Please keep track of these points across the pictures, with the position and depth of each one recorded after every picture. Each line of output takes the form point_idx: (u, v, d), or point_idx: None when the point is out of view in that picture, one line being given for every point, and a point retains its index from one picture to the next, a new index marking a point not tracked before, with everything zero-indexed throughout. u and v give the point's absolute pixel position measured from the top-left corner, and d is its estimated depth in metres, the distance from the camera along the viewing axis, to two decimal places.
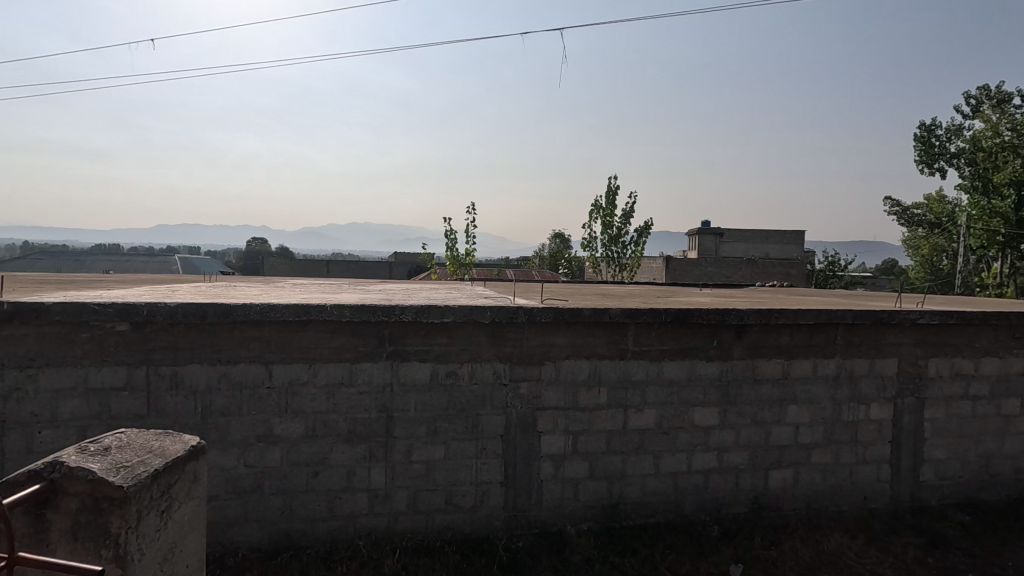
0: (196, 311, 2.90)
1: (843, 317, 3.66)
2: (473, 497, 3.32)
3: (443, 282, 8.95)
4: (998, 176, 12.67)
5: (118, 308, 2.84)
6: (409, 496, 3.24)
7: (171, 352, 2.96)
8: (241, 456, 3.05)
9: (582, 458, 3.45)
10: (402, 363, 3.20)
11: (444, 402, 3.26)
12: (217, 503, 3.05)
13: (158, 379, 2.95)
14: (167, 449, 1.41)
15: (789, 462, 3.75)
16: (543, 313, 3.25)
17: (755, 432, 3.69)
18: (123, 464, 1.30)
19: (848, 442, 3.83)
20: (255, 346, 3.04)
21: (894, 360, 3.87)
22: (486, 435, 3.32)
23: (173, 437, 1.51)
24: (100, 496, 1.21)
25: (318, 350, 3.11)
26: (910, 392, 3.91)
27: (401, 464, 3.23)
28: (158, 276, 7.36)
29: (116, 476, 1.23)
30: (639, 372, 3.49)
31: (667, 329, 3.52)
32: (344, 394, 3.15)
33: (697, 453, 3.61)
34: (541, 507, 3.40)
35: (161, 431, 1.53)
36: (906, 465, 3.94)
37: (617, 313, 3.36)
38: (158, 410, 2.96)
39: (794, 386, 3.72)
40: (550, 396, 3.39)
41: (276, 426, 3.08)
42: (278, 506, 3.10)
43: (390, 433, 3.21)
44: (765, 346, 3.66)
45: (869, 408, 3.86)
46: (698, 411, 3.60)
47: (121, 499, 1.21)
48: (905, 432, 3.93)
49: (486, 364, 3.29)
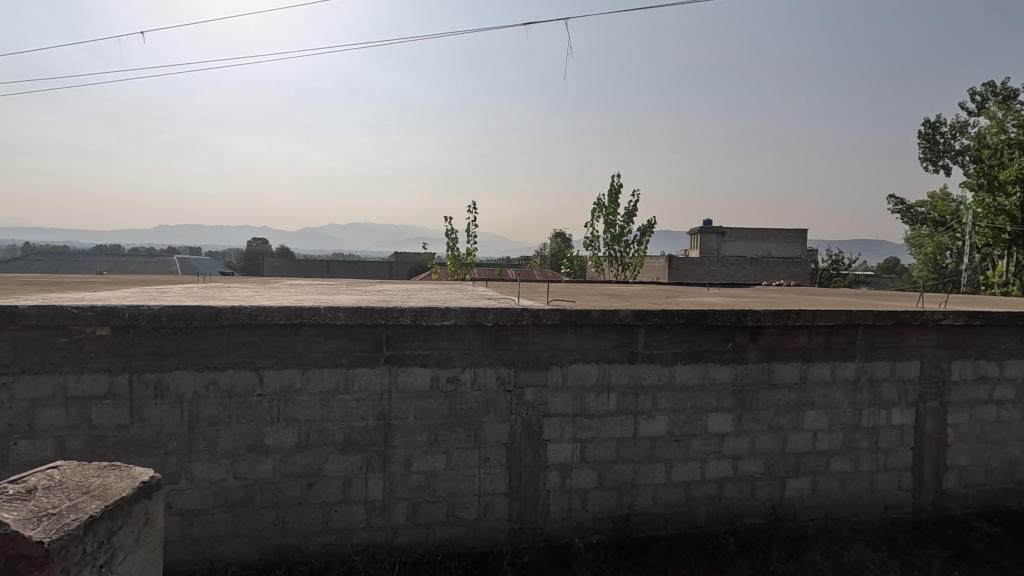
0: (182, 314, 2.73)
1: (864, 318, 3.48)
2: (475, 510, 3.15)
3: (444, 281, 8.94)
4: (1004, 173, 12.43)
5: (97, 312, 2.67)
6: (408, 509, 3.08)
7: (156, 358, 2.79)
8: (230, 468, 2.89)
9: (591, 467, 3.28)
10: (400, 369, 3.03)
11: (445, 409, 3.09)
12: (204, 518, 2.88)
13: (142, 387, 2.78)
14: (110, 486, 1.39)
15: (807, 471, 3.58)
16: (550, 315, 3.08)
17: (771, 439, 3.52)
18: (50, 512, 1.25)
19: (867, 449, 3.67)
20: (246, 351, 2.87)
21: (917, 363, 3.69)
22: (490, 443, 3.15)
23: (119, 473, 1.47)
24: (13, 555, 1.14)
25: (311, 356, 2.94)
26: (934, 396, 3.74)
27: (401, 475, 3.06)
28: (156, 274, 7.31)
29: (36, 530, 1.17)
30: (650, 376, 3.33)
31: (679, 331, 3.35)
32: (340, 402, 2.98)
33: (710, 461, 3.44)
34: (548, 518, 3.24)
35: (106, 467, 1.49)
36: (928, 473, 3.77)
37: (628, 314, 3.18)
38: (141, 419, 2.79)
39: (812, 391, 3.55)
40: (557, 402, 3.22)
41: (268, 435, 2.91)
42: (271, 520, 2.93)
43: (389, 442, 3.04)
44: (782, 349, 3.48)
45: (890, 413, 3.69)
46: (712, 417, 3.43)
47: (41, 558, 1.14)
48: (928, 438, 3.75)
49: (489, 369, 3.12)
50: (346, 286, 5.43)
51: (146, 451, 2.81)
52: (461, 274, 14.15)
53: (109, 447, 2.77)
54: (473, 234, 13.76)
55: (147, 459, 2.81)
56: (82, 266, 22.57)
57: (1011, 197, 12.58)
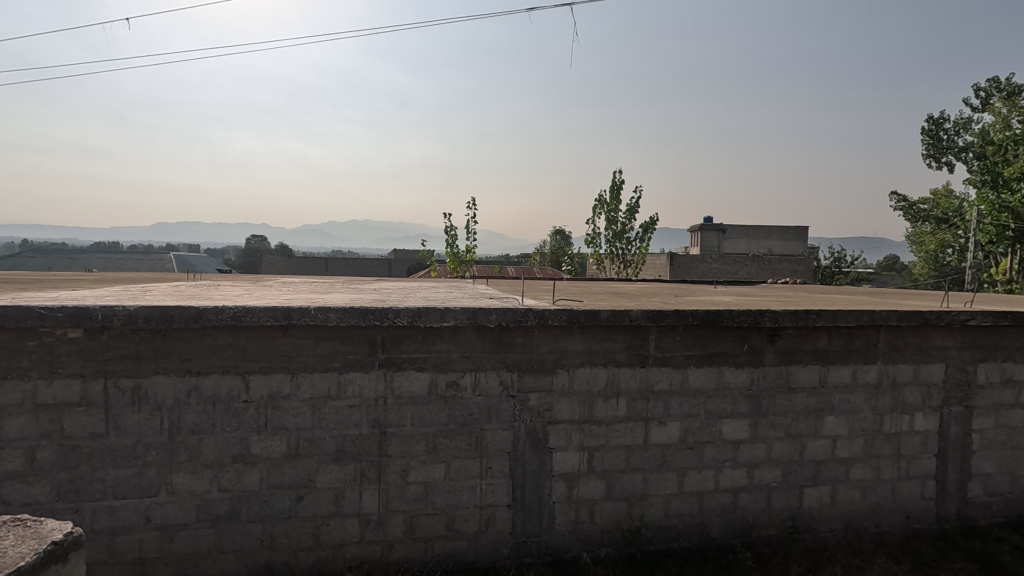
0: (160, 315, 2.53)
1: (887, 318, 3.29)
2: (477, 522, 2.97)
3: (443, 279, 8.71)
4: (1010, 168, 12.21)
5: (68, 313, 2.46)
6: (405, 522, 2.89)
7: (133, 362, 2.59)
8: (214, 479, 2.69)
9: (599, 476, 3.09)
10: (396, 373, 2.84)
11: (445, 416, 2.90)
12: (187, 533, 2.68)
13: (118, 393, 2.59)
14: (6, 553, 1.23)
15: (826, 479, 3.40)
16: (556, 316, 2.88)
17: (789, 446, 3.33)
18: None
19: (889, 456, 3.48)
20: (230, 354, 2.67)
21: (941, 366, 3.50)
22: (492, 452, 2.96)
23: (23, 536, 1.31)
24: None
25: (301, 359, 2.75)
26: (958, 400, 3.55)
27: (397, 486, 2.87)
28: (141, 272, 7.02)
29: None
30: (662, 380, 3.14)
31: (692, 332, 3.15)
32: (332, 408, 2.79)
33: (725, 470, 3.26)
34: (553, 531, 3.05)
35: (9, 529, 1.34)
36: (952, 481, 3.59)
37: (639, 314, 2.98)
38: (118, 428, 2.60)
39: (831, 396, 3.37)
40: (564, 408, 3.03)
41: (254, 445, 2.72)
42: (258, 535, 2.74)
43: (384, 452, 2.85)
44: (801, 351, 3.29)
45: (913, 418, 3.50)
46: (727, 423, 3.24)
47: None
48: (952, 444, 3.57)
49: (491, 373, 2.93)
50: (342, 284, 5.22)
51: (122, 461, 2.61)
52: (461, 273, 13.92)
53: (83, 458, 2.57)
54: (472, 232, 13.52)
55: (124, 471, 2.61)
56: (79, 263, 22.27)
57: (1016, 193, 12.38)
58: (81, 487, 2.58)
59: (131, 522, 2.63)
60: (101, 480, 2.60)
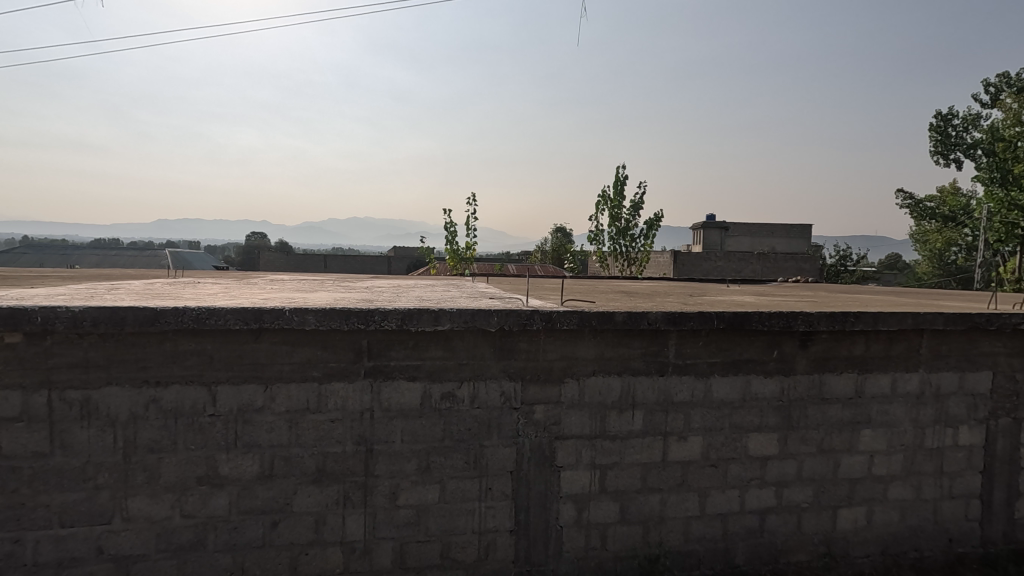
0: (111, 318, 2.19)
1: (932, 322, 2.95)
2: (475, 549, 2.64)
3: (441, 280, 8.30)
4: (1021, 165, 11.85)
5: (2, 315, 2.12)
6: (394, 550, 2.56)
7: (82, 372, 2.27)
8: (176, 504, 2.37)
9: (612, 497, 2.76)
10: (384, 383, 2.51)
11: (439, 431, 2.57)
12: (144, 566, 2.36)
13: (64, 407, 2.26)
14: None
15: (861, 499, 3.07)
16: (566, 319, 2.54)
17: (822, 462, 3.00)
18: None
19: (931, 473, 3.15)
20: (195, 362, 2.35)
21: (989, 374, 3.17)
22: (492, 472, 2.63)
23: None
24: None
25: (276, 368, 2.42)
26: (1006, 412, 3.21)
27: (385, 510, 2.54)
28: (106, 270, 6.51)
29: None
30: (683, 391, 2.80)
31: (716, 336, 2.82)
32: (311, 423, 2.46)
33: (751, 489, 2.93)
34: (560, 559, 2.72)
35: None
36: (999, 501, 3.25)
37: (658, 317, 2.65)
38: (65, 446, 2.27)
39: (869, 407, 3.04)
40: (572, 422, 2.70)
41: (222, 464, 2.39)
42: (226, 567, 2.41)
43: (371, 471, 2.52)
44: (835, 358, 2.96)
45: (957, 432, 3.17)
46: (754, 438, 2.91)
47: None
48: (998, 461, 3.23)
49: (492, 382, 2.60)
50: (332, 283, 4.86)
51: (69, 485, 2.29)
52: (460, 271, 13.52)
53: (24, 480, 2.25)
54: (472, 230, 13.13)
55: (73, 495, 2.29)
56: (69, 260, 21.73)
57: None
58: (22, 514, 2.26)
59: (81, 553, 2.30)
60: (46, 506, 2.27)
